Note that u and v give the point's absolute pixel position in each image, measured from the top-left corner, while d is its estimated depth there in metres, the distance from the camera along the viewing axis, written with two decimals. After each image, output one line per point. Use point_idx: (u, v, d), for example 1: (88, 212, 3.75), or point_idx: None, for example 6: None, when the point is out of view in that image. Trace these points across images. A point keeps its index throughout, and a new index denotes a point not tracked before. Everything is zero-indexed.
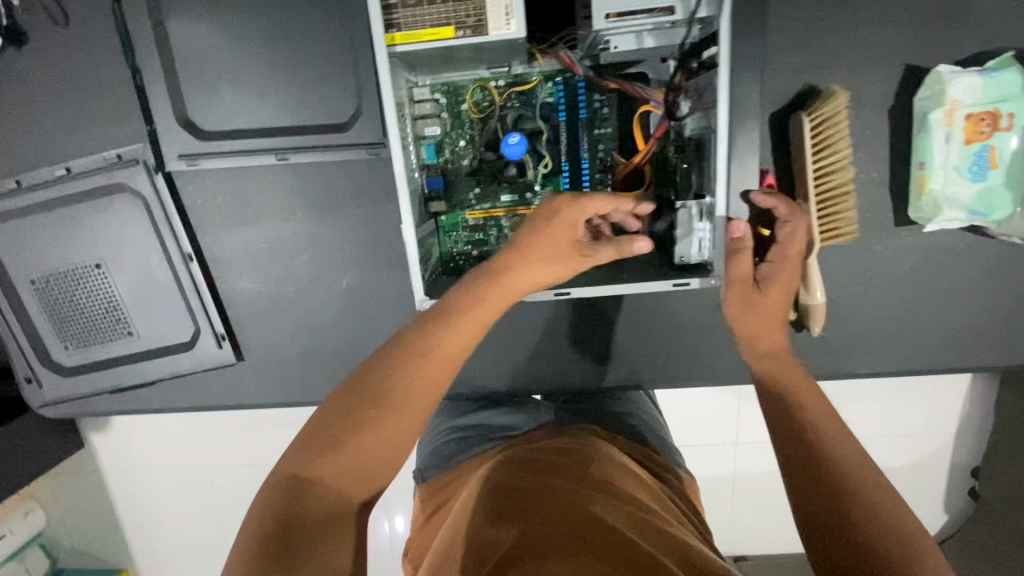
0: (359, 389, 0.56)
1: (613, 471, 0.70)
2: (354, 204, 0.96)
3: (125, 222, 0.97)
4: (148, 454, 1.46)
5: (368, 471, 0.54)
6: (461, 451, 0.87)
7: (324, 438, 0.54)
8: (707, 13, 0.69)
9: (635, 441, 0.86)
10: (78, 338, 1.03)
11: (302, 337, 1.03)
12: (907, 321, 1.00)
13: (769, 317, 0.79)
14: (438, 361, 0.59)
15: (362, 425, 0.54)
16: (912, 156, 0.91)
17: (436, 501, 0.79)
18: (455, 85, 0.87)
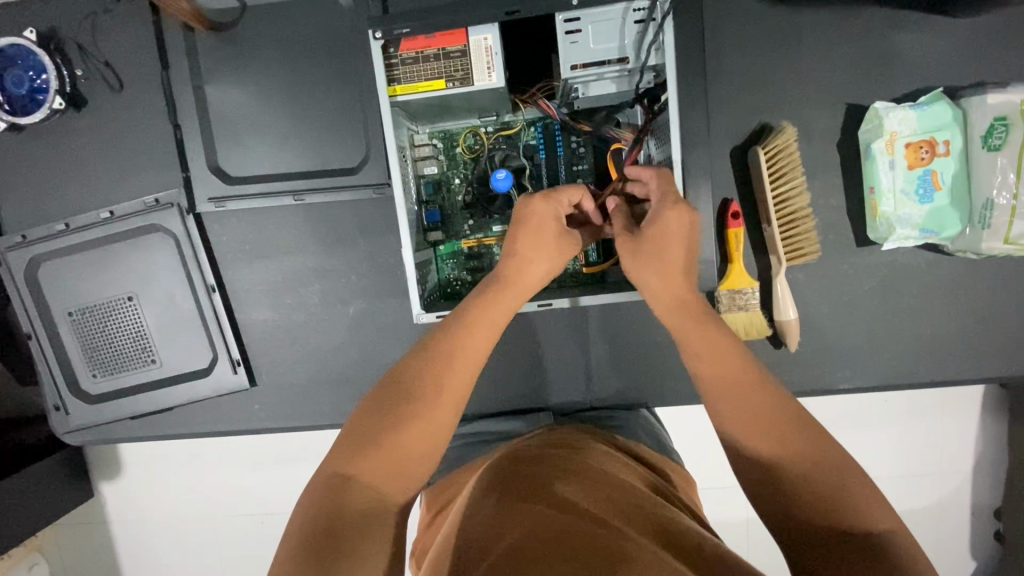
0: (381, 398, 0.64)
1: (605, 463, 0.78)
2: (361, 238, 1.07)
3: (158, 258, 1.08)
4: (157, 492, 1.49)
5: (398, 464, 0.61)
6: (461, 455, 0.99)
7: (354, 439, 0.61)
8: (656, 62, 0.81)
9: (630, 441, 0.94)
10: (105, 366, 1.11)
11: (312, 363, 1.11)
12: (881, 336, 1.05)
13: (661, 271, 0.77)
14: (457, 360, 0.68)
15: (392, 425, 0.61)
16: (863, 182, 1.01)
17: (438, 501, 0.88)
18: (450, 132, 1.00)
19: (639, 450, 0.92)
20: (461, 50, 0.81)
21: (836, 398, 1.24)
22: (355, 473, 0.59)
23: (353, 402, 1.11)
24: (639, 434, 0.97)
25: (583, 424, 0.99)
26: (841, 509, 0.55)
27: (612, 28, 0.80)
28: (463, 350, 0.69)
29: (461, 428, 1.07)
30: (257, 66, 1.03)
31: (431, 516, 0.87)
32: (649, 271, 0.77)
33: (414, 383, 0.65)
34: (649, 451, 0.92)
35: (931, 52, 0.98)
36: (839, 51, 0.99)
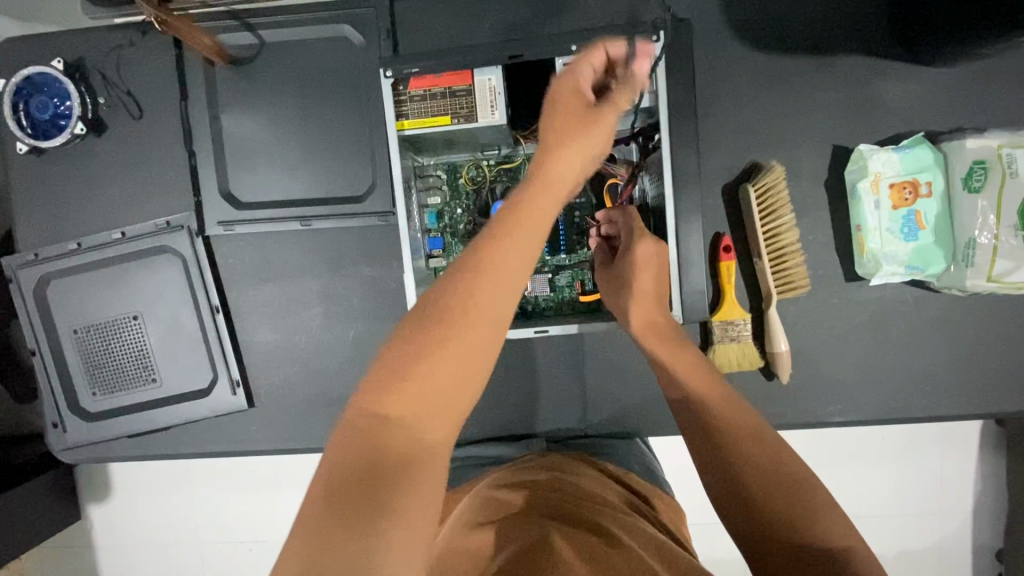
0: (416, 323, 0.55)
1: (591, 484, 0.83)
2: (365, 263, 1.10)
3: (165, 278, 1.11)
4: (147, 514, 1.48)
5: (435, 393, 0.52)
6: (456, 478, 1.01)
7: (384, 376, 0.53)
8: (649, 104, 0.86)
9: (618, 463, 0.98)
10: (106, 384, 1.13)
11: (310, 386, 1.12)
12: (871, 370, 1.07)
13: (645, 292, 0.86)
14: (497, 264, 0.57)
15: (436, 343, 0.53)
16: (851, 220, 1.04)
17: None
18: (454, 164, 1.04)
19: (624, 471, 0.96)
20: (466, 89, 0.86)
21: (830, 432, 1.25)
22: (391, 417, 0.51)
23: None
24: (630, 459, 1.00)
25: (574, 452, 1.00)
26: (800, 520, 0.56)
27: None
28: (511, 257, 0.58)
29: (455, 453, 1.08)
30: (272, 98, 1.08)
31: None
32: (623, 299, 0.86)
33: (446, 308, 0.55)
34: (639, 475, 0.96)
35: (912, 99, 1.03)
36: (825, 96, 1.04)
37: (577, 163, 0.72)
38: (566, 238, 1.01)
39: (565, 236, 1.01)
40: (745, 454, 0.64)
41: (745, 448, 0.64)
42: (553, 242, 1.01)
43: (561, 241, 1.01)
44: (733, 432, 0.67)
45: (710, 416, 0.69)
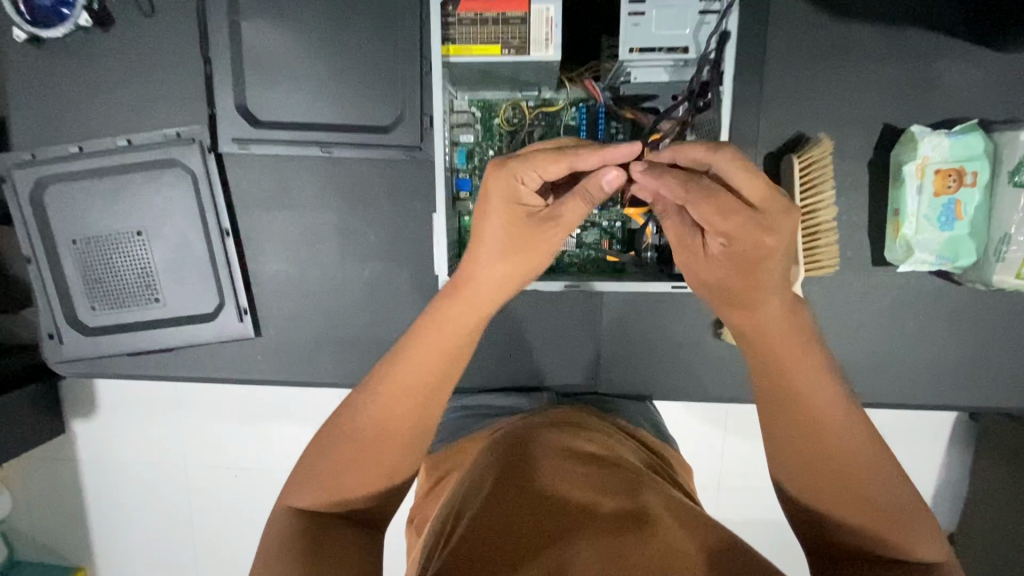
0: (333, 427, 0.65)
1: (604, 438, 0.85)
2: (386, 200, 1.06)
3: (173, 195, 1.06)
4: (138, 435, 1.46)
5: (345, 479, 0.63)
6: (465, 426, 0.96)
7: (303, 477, 0.65)
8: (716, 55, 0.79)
9: (630, 421, 0.97)
10: (106, 299, 1.08)
11: (318, 321, 1.10)
12: (880, 356, 1.08)
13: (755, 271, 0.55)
14: (403, 383, 0.64)
15: (339, 456, 0.64)
16: (889, 203, 1.02)
17: (437, 472, 0.85)
18: (489, 103, 0.98)
19: (636, 429, 0.94)
20: (521, 17, 0.80)
21: None
22: (316, 504, 0.64)
23: (360, 363, 1.11)
24: (640, 415, 1.01)
25: (579, 407, 0.97)
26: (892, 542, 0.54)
27: (677, 16, 0.78)
28: (411, 367, 0.64)
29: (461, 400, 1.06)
30: (298, 8, 1.00)
31: (429, 488, 0.84)
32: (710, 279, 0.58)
33: (356, 421, 0.64)
34: (648, 429, 0.97)
35: (971, 84, 0.99)
36: (884, 70, 0.99)
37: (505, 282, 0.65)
38: None
39: None
40: (864, 480, 0.55)
41: (830, 486, 0.56)
42: None
43: None
44: (851, 468, 0.55)
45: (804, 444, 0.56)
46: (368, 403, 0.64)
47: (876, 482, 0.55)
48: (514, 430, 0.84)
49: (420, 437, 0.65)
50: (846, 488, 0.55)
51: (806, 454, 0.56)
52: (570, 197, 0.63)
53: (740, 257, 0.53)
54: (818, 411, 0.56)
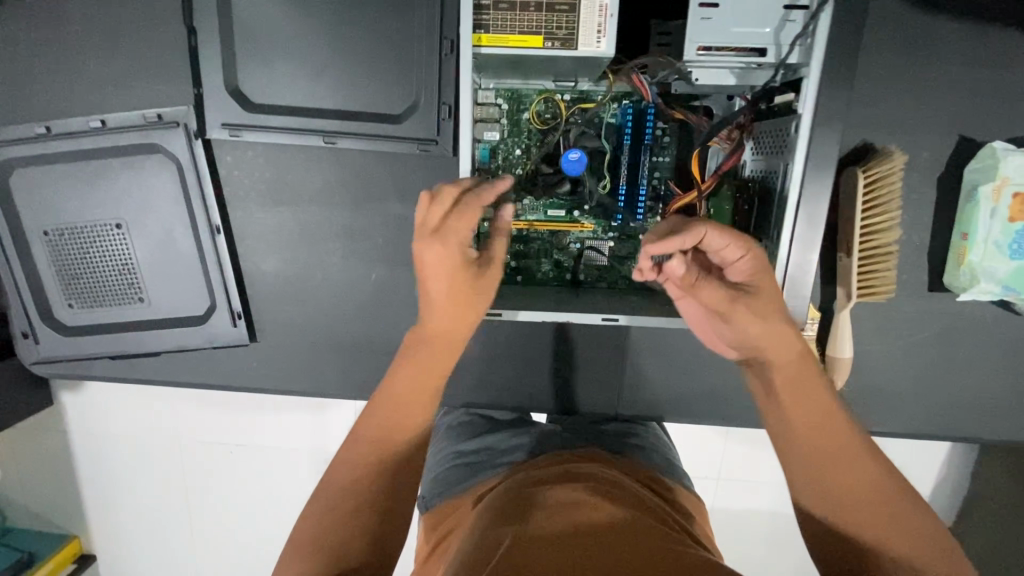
0: (332, 477, 0.63)
1: (614, 478, 0.78)
2: (396, 198, 0.95)
3: (157, 185, 0.94)
4: (104, 445, 1.32)
5: (344, 529, 0.60)
6: (464, 476, 0.88)
7: (301, 542, 0.59)
8: (797, 60, 0.66)
9: (641, 460, 0.90)
10: (84, 297, 0.98)
11: (319, 328, 1.00)
12: (931, 389, 1.00)
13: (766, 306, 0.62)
14: (396, 412, 0.66)
15: (336, 505, 0.61)
16: (956, 225, 0.92)
17: (440, 529, 0.78)
18: (518, 93, 0.85)
19: (648, 472, 0.87)
20: (569, 3, 0.67)
21: None
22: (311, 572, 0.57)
23: (363, 376, 1.01)
24: (653, 451, 0.94)
25: (591, 447, 0.89)
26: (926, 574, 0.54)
27: (758, 9, 0.64)
28: (404, 399, 0.67)
29: (466, 442, 0.97)
30: None
31: (429, 550, 0.76)
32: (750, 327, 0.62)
33: (350, 468, 0.63)
34: (659, 468, 0.90)
35: None
36: (966, 74, 0.87)
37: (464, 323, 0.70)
38: (643, 205, 0.84)
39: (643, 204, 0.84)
40: (892, 501, 0.57)
41: (855, 509, 0.57)
42: (629, 209, 0.84)
43: (638, 210, 0.84)
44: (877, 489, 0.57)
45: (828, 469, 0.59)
46: (356, 444, 0.65)
47: (903, 505, 0.57)
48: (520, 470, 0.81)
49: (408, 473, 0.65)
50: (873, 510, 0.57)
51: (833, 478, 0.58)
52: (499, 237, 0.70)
53: (763, 288, 0.62)
54: (836, 433, 0.60)
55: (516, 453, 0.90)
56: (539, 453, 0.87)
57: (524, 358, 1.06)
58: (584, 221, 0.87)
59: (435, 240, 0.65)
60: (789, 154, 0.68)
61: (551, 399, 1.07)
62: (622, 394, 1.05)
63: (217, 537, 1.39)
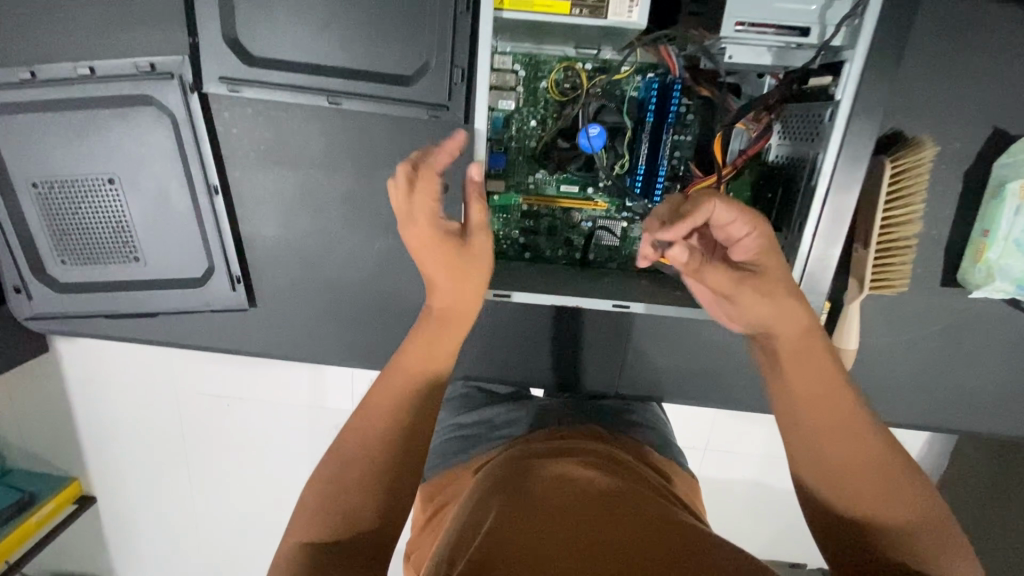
0: (341, 445, 0.62)
1: (614, 457, 0.78)
2: (402, 166, 0.91)
3: (151, 140, 0.90)
4: (102, 399, 1.32)
5: (350, 496, 0.58)
6: (462, 447, 0.90)
7: (313, 503, 0.58)
8: (841, 44, 0.62)
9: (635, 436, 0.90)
10: (76, 254, 0.95)
11: (320, 296, 0.98)
12: (936, 384, 0.99)
13: (777, 280, 0.59)
14: (405, 381, 0.65)
15: (344, 472, 0.60)
16: (979, 221, 0.89)
17: (436, 500, 0.79)
18: (536, 59, 0.80)
19: (642, 448, 0.87)
20: None
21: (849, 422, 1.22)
22: (322, 537, 0.56)
23: (364, 346, 1.00)
24: (647, 428, 0.94)
25: (590, 425, 0.88)
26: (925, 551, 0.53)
27: None
28: (414, 366, 0.66)
29: (465, 416, 0.98)
30: None
31: (427, 519, 0.77)
32: (757, 304, 0.59)
33: (359, 437, 0.62)
34: (654, 445, 0.90)
35: None
36: (1006, 62, 0.83)
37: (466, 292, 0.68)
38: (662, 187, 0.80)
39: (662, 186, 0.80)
40: (882, 468, 0.56)
41: (855, 484, 0.56)
42: (647, 192, 0.80)
43: (655, 193, 0.80)
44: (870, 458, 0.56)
45: (829, 444, 0.57)
46: (366, 413, 0.63)
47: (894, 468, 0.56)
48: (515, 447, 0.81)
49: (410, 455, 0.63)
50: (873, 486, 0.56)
51: (834, 453, 0.57)
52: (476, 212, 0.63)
53: (770, 266, 0.59)
54: (839, 406, 0.58)
55: (512, 428, 0.90)
56: (535, 428, 0.87)
57: (527, 334, 1.05)
58: (597, 200, 0.84)
59: (408, 220, 0.65)
60: (821, 142, 0.66)
61: (553, 377, 1.06)
62: (624, 375, 1.05)
63: (215, 492, 1.41)
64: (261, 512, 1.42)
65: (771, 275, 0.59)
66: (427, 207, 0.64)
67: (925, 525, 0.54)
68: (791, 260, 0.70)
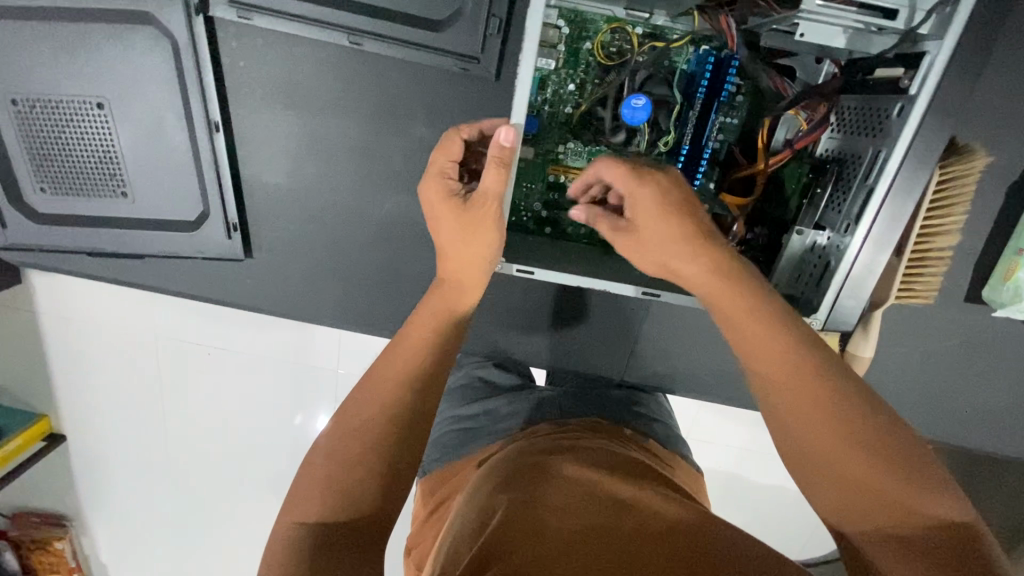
0: (338, 424, 0.55)
1: (619, 450, 0.76)
2: (423, 120, 0.84)
3: (147, 64, 0.81)
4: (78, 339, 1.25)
5: (357, 471, 0.52)
6: (465, 443, 0.85)
7: (310, 483, 0.52)
8: (927, 32, 0.57)
9: (640, 428, 0.87)
10: (57, 182, 0.87)
11: (322, 251, 0.92)
12: (948, 399, 0.97)
13: (653, 237, 0.57)
14: (412, 347, 0.60)
15: (349, 447, 0.53)
16: (1016, 238, 0.85)
17: (438, 494, 0.77)
18: (582, 16, 0.73)
19: (649, 441, 0.85)
20: None
21: None
22: (326, 517, 0.50)
23: (365, 308, 0.95)
24: (653, 417, 0.92)
25: (595, 418, 0.85)
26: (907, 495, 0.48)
27: None
28: (421, 331, 0.61)
29: (465, 404, 0.93)
30: None
31: (426, 515, 0.75)
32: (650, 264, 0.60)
33: (364, 412, 0.55)
34: (659, 437, 0.88)
35: None
36: None
37: (478, 255, 0.64)
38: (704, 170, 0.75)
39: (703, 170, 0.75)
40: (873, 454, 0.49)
41: (818, 445, 0.51)
42: (687, 173, 0.75)
43: (696, 175, 0.75)
44: (858, 448, 0.49)
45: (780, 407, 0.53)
46: (370, 383, 0.58)
47: (888, 448, 0.49)
48: (524, 437, 0.79)
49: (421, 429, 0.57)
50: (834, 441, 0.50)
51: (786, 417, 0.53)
52: (484, 166, 0.61)
53: (641, 226, 0.58)
54: (774, 366, 0.53)
55: (515, 419, 0.87)
56: (539, 421, 0.84)
57: (535, 312, 1.01)
58: None
59: (426, 174, 0.67)
60: (884, 139, 0.62)
61: (558, 358, 1.03)
62: (631, 362, 1.02)
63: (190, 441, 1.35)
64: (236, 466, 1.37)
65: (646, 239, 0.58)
66: (444, 164, 0.66)
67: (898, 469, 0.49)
68: (836, 265, 0.67)
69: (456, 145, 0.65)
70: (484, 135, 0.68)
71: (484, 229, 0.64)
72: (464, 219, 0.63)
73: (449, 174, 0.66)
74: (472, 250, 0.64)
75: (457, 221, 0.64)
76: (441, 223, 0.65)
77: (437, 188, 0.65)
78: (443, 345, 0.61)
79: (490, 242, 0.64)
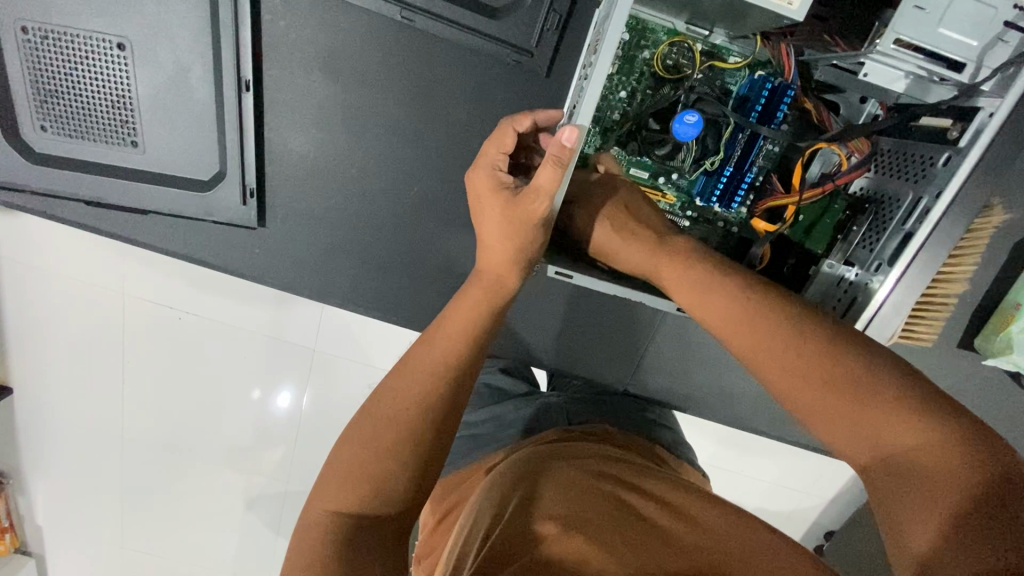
0: (371, 411, 0.57)
1: (636, 456, 0.76)
2: (462, 107, 0.84)
3: (182, 9, 0.77)
4: None
5: (383, 463, 0.53)
6: (472, 450, 0.84)
7: (341, 472, 0.54)
8: (987, 88, 0.61)
9: (648, 437, 0.88)
10: (59, 122, 0.81)
11: (338, 229, 0.89)
12: None
13: (616, 242, 0.68)
14: (442, 343, 0.59)
15: (378, 437, 0.54)
16: (1011, 292, 0.91)
17: (448, 501, 0.76)
18: (644, 26, 0.72)
19: (661, 452, 0.86)
20: None
21: (829, 463, 1.23)
22: (354, 506, 0.52)
23: (376, 293, 0.92)
24: (658, 424, 0.93)
25: (602, 424, 0.85)
26: (897, 432, 0.48)
27: (973, 19, 0.59)
28: (454, 323, 0.61)
29: (471, 412, 0.93)
30: None
31: (436, 521, 0.74)
32: (636, 255, 0.67)
33: (396, 405, 0.56)
34: (666, 446, 0.88)
35: None
36: None
37: (512, 249, 0.62)
38: (742, 194, 0.76)
39: (743, 193, 0.75)
40: (878, 405, 0.48)
41: (799, 402, 0.52)
42: (727, 194, 0.75)
43: (734, 198, 0.76)
44: (830, 389, 0.50)
45: (761, 373, 0.55)
46: (402, 374, 0.58)
47: (888, 394, 0.48)
48: (533, 442, 0.78)
49: (452, 423, 0.57)
50: (807, 394, 0.52)
51: (766, 381, 0.55)
52: (541, 162, 0.57)
53: (607, 242, 0.69)
54: (739, 333, 0.56)
55: (522, 427, 0.86)
56: (550, 427, 0.83)
57: (546, 315, 1.00)
58: (665, 192, 0.79)
59: (475, 164, 0.66)
60: (926, 186, 0.65)
61: (563, 363, 1.02)
62: (634, 373, 1.03)
63: (142, 413, 1.21)
64: (192, 443, 1.23)
65: (617, 242, 0.68)
66: (495, 156, 0.65)
67: (874, 401, 0.49)
68: (864, 304, 0.68)
69: (508, 136, 0.64)
70: (536, 128, 0.67)
71: (527, 226, 0.61)
72: (508, 212, 0.61)
73: (500, 165, 0.65)
74: (510, 246, 0.62)
75: (502, 216, 0.62)
76: (487, 214, 0.63)
77: (486, 180, 0.64)
78: (477, 341, 0.60)
79: (531, 238, 0.62)
